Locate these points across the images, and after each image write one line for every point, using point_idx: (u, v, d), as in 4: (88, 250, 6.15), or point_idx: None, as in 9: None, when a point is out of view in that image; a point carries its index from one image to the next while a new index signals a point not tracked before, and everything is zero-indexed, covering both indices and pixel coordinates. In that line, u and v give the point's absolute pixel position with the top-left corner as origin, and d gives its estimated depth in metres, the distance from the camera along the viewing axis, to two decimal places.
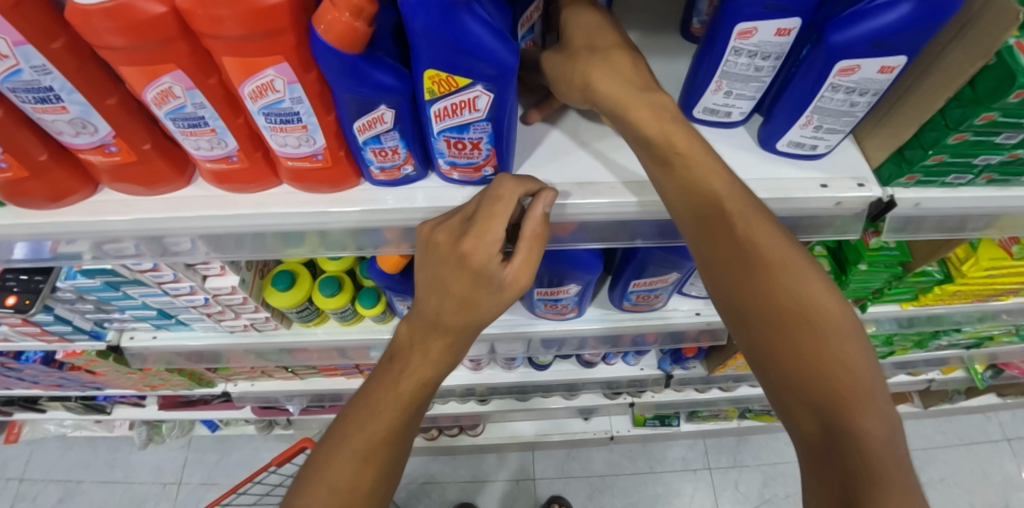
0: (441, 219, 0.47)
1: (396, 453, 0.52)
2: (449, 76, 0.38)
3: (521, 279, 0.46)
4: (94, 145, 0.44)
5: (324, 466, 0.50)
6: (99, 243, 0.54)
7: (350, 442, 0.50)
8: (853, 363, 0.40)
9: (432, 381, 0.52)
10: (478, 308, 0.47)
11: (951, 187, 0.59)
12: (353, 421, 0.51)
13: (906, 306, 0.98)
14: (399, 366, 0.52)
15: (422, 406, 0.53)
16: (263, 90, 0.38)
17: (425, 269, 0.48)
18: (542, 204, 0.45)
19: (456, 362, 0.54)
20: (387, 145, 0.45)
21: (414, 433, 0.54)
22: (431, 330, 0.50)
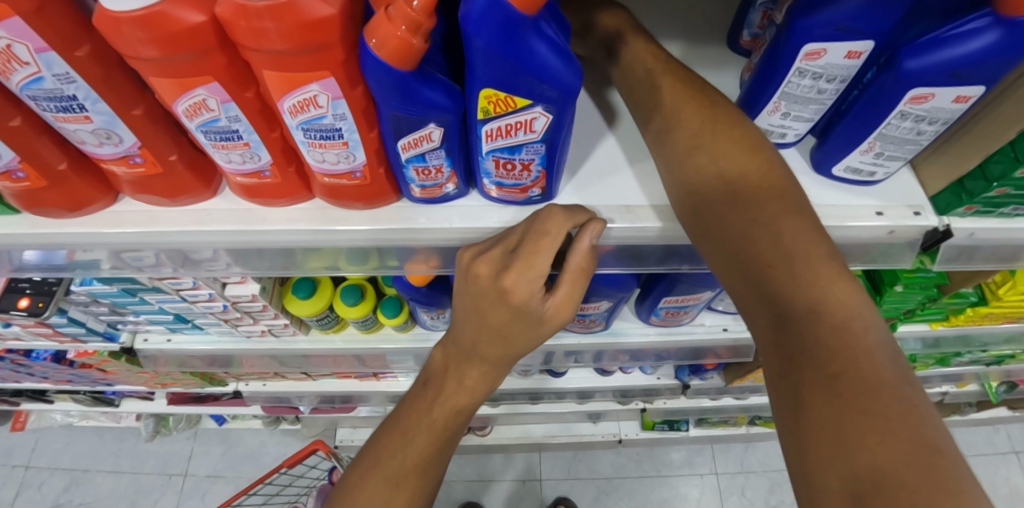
0: (484, 246, 0.44)
1: (429, 479, 0.50)
2: (507, 96, 0.35)
3: (561, 313, 0.44)
4: (117, 156, 0.42)
5: (354, 492, 0.48)
6: (119, 252, 0.52)
7: (382, 466, 0.49)
8: (829, 300, 0.33)
9: (467, 408, 0.51)
10: (515, 338, 0.45)
11: (1008, 218, 0.57)
12: (386, 446, 0.50)
13: (934, 326, 0.96)
14: (434, 391, 0.51)
15: (455, 432, 0.52)
16: (305, 105, 0.36)
17: (462, 298, 0.45)
18: (589, 236, 0.42)
19: (491, 389, 0.52)
20: (430, 164, 0.41)
21: (447, 458, 0.52)
22: (467, 358, 0.48)
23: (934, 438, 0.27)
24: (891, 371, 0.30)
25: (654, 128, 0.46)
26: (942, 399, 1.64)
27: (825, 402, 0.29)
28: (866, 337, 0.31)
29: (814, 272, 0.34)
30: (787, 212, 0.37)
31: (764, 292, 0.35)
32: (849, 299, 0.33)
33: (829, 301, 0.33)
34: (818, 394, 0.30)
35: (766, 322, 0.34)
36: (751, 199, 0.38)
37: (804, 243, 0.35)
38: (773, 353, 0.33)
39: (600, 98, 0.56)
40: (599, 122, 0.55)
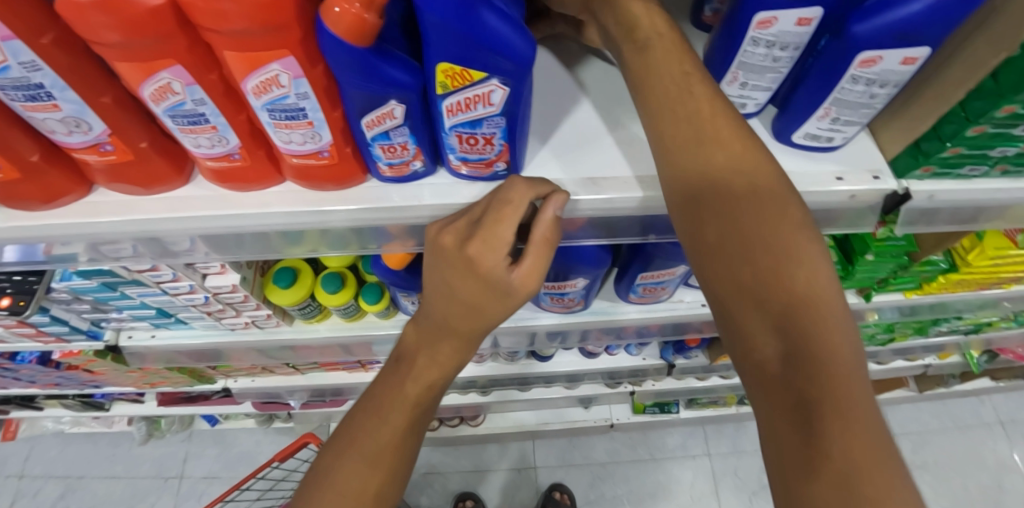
0: (450, 220, 0.46)
1: (405, 455, 0.51)
2: (463, 69, 0.36)
3: (531, 285, 0.45)
4: (87, 144, 0.42)
5: (332, 470, 0.50)
6: (97, 244, 0.53)
7: (359, 443, 0.50)
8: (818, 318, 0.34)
9: (439, 383, 0.52)
10: (489, 305, 0.46)
11: (964, 179, 0.59)
12: (362, 423, 0.51)
13: (909, 295, 0.98)
14: (406, 368, 0.52)
15: (429, 407, 0.53)
16: (267, 86, 0.37)
17: (433, 273, 0.46)
18: (553, 207, 0.43)
19: (462, 364, 0.53)
20: (395, 141, 0.42)
21: (422, 434, 0.54)
22: (438, 332, 0.49)
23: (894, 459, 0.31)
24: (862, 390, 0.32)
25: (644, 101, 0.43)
26: (926, 372, 1.67)
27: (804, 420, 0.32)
28: (841, 351, 0.33)
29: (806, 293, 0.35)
30: (769, 217, 0.37)
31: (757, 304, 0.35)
32: (827, 314, 0.34)
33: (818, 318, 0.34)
34: (788, 408, 0.33)
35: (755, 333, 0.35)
36: (735, 203, 0.38)
37: (798, 258, 0.36)
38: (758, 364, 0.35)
39: (566, 76, 0.58)
40: (566, 100, 0.56)
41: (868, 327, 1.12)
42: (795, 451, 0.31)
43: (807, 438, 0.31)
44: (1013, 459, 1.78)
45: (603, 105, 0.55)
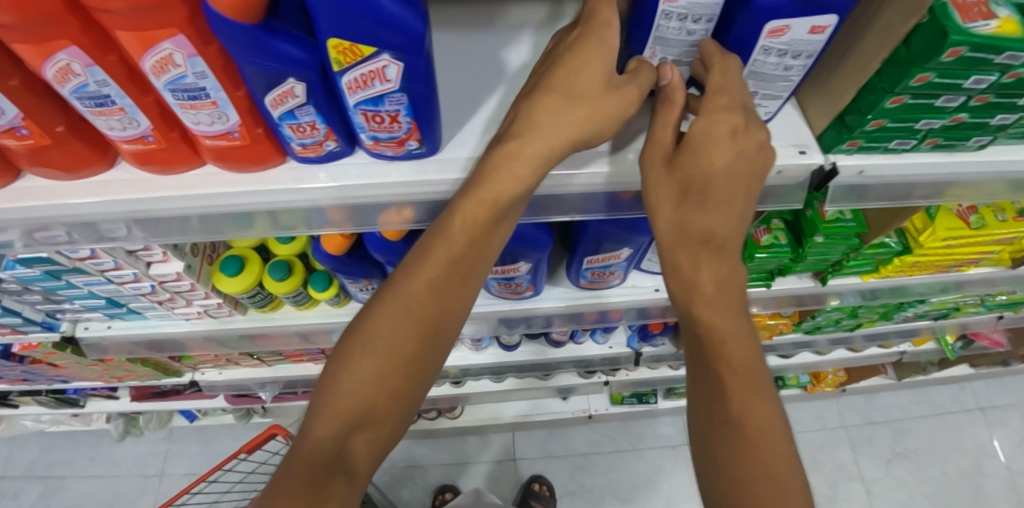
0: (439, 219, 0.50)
1: (418, 358, 0.50)
2: (352, 44, 0.37)
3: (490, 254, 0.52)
4: (2, 128, 0.43)
5: (340, 372, 0.49)
6: (31, 231, 0.54)
7: (370, 341, 0.49)
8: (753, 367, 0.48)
9: (455, 271, 0.50)
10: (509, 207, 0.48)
11: (894, 154, 0.59)
12: (372, 328, 0.50)
13: (867, 278, 0.98)
14: (420, 254, 0.50)
15: (444, 308, 0.51)
16: (164, 65, 0.37)
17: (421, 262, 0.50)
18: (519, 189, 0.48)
19: (484, 253, 0.51)
20: (303, 120, 0.43)
21: (440, 341, 0.52)
22: (453, 219, 0.47)
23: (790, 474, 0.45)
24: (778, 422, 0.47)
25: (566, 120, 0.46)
26: (903, 359, 1.67)
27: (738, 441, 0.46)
28: (766, 392, 0.48)
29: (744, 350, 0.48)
30: (732, 286, 0.49)
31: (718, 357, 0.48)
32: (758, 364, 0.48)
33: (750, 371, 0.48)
34: (723, 438, 0.46)
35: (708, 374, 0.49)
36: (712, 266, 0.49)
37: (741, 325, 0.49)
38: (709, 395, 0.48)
39: (494, 57, 0.58)
40: (492, 81, 0.56)
41: (832, 311, 1.12)
42: (728, 459, 0.46)
43: (739, 466, 0.45)
44: (993, 445, 1.79)
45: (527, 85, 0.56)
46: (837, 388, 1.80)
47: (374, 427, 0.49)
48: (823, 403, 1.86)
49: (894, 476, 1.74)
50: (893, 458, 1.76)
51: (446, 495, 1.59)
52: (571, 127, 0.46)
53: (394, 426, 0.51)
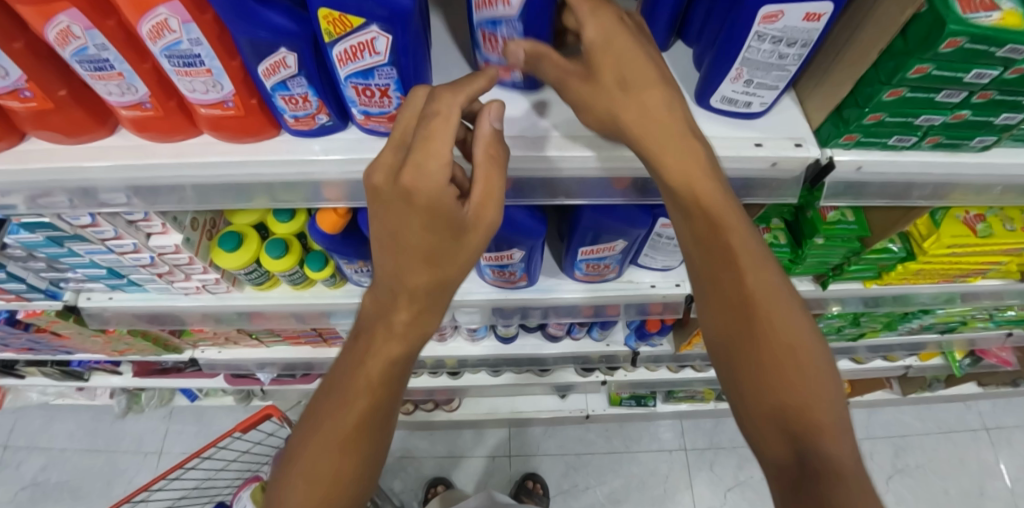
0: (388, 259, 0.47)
1: (370, 440, 0.52)
2: (342, 15, 0.38)
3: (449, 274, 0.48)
4: (6, 89, 0.44)
5: (299, 456, 0.52)
6: (34, 196, 0.55)
7: (323, 431, 0.51)
8: (782, 311, 0.46)
9: (400, 357, 0.51)
10: (438, 301, 0.50)
11: (893, 151, 0.58)
12: (326, 408, 0.52)
13: (869, 284, 0.97)
14: (365, 344, 0.52)
15: (395, 387, 0.52)
16: (160, 31, 0.38)
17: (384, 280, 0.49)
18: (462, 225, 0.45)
19: (426, 336, 0.52)
20: (295, 92, 0.44)
21: (389, 422, 0.53)
22: (394, 296, 0.49)
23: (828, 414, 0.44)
24: (826, 383, 0.45)
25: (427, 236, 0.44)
26: (908, 373, 1.64)
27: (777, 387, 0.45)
28: (803, 335, 0.46)
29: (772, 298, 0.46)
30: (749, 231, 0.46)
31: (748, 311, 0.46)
32: (783, 308, 0.46)
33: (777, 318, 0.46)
34: (761, 390, 0.46)
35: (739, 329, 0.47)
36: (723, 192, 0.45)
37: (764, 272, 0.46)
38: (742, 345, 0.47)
39: None
40: None
41: (834, 317, 1.10)
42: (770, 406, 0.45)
43: (779, 409, 0.45)
44: (999, 468, 1.75)
45: None
46: None
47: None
48: None
49: (894, 492, 1.71)
50: (894, 475, 1.73)
51: (437, 488, 1.59)
52: (449, 255, 0.46)
53: (386, 433, 0.54)
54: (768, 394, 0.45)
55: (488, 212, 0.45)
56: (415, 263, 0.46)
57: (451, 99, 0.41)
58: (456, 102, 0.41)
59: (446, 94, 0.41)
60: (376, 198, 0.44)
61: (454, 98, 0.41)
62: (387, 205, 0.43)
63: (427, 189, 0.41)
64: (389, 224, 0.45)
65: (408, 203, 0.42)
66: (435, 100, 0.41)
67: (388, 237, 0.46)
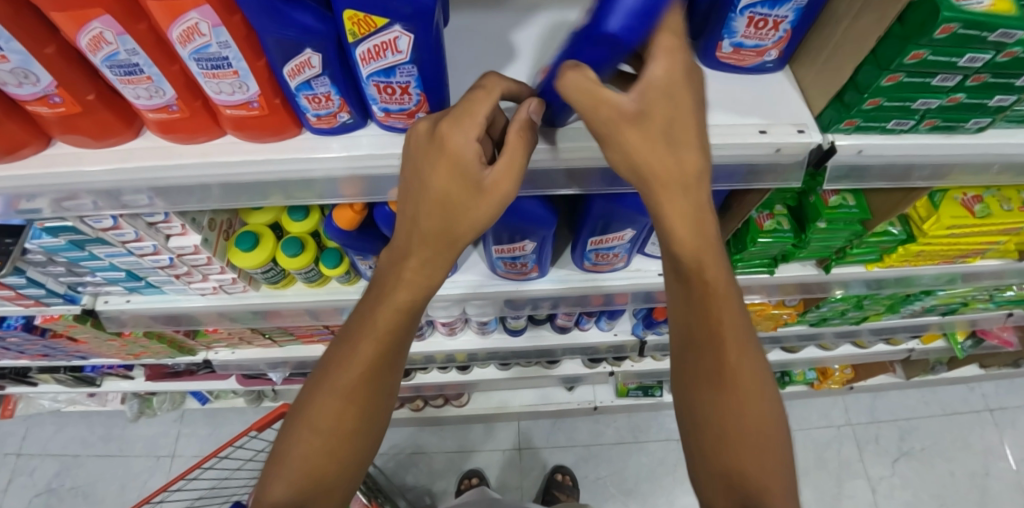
0: (412, 223, 0.51)
1: (378, 389, 0.55)
2: (367, 15, 0.39)
3: (469, 230, 0.50)
4: (37, 96, 0.45)
5: (308, 406, 0.54)
6: (59, 200, 0.56)
7: (334, 381, 0.54)
8: (740, 326, 0.51)
9: (408, 306, 0.54)
10: (448, 256, 0.52)
11: (892, 135, 0.60)
12: (336, 358, 0.55)
13: (871, 267, 0.98)
14: (378, 294, 0.55)
15: (402, 337, 0.56)
16: (189, 35, 0.39)
17: (401, 236, 0.53)
18: (488, 192, 0.47)
19: (435, 286, 0.55)
20: (318, 91, 0.46)
21: (396, 373, 0.57)
22: (410, 245, 0.52)
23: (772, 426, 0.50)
24: (766, 400, 0.50)
25: (450, 197, 0.48)
26: (911, 356, 1.67)
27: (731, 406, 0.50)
28: (751, 349, 0.51)
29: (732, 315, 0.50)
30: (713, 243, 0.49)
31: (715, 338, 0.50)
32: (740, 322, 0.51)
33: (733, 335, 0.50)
34: (716, 407, 0.50)
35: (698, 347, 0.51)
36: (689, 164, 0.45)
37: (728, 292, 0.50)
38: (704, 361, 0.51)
39: (501, 40, 0.60)
40: (496, 62, 0.59)
41: (837, 301, 1.12)
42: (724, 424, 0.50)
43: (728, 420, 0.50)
44: (1002, 447, 1.78)
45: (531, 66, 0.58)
46: (844, 385, 1.79)
47: (339, 456, 0.54)
48: (830, 401, 1.86)
49: (899, 474, 1.74)
50: (899, 458, 1.76)
51: (471, 480, 1.61)
52: (463, 217, 0.49)
53: (388, 390, 0.56)
54: (728, 419, 0.50)
55: (508, 176, 0.47)
56: (433, 219, 0.49)
57: (496, 81, 0.47)
58: (500, 84, 0.47)
59: (491, 76, 0.47)
60: (405, 152, 0.48)
61: (499, 82, 0.47)
62: (411, 154, 0.47)
63: (456, 153, 0.45)
64: (412, 178, 0.48)
65: (433, 152, 0.46)
66: (484, 80, 0.47)
67: (410, 191, 0.49)
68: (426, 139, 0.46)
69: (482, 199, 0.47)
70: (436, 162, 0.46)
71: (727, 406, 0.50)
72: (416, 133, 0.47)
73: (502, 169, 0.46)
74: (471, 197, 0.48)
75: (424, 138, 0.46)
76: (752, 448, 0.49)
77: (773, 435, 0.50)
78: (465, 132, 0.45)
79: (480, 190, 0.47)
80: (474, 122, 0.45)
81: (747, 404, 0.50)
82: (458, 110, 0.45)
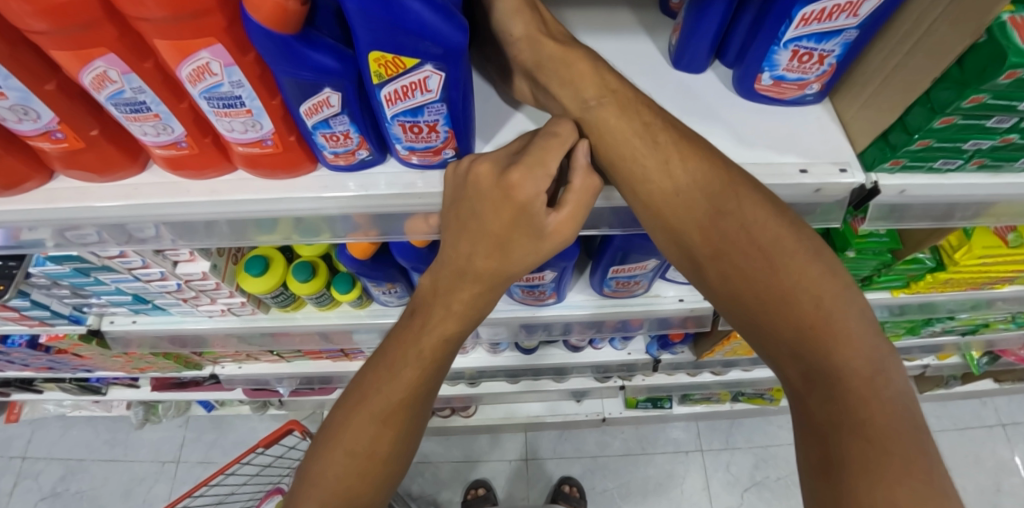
0: (464, 259, 0.47)
1: (419, 412, 0.50)
2: (395, 57, 0.36)
3: (519, 270, 0.48)
4: (38, 132, 0.43)
5: (342, 426, 0.49)
6: (62, 231, 0.54)
7: (370, 403, 0.49)
8: (825, 298, 0.40)
9: (456, 336, 0.50)
10: (499, 290, 0.49)
11: (938, 174, 0.57)
12: (373, 380, 0.50)
13: (896, 293, 0.95)
14: (420, 321, 0.50)
15: (445, 364, 0.51)
16: (200, 74, 0.37)
17: (446, 265, 0.49)
18: (547, 239, 0.46)
19: (481, 316, 0.52)
20: (336, 129, 0.43)
21: (435, 396, 0.52)
22: (460, 278, 0.48)
23: (908, 433, 0.36)
24: (886, 390, 0.38)
25: (510, 240, 0.45)
26: (925, 372, 1.64)
27: (823, 400, 0.38)
28: (847, 326, 0.39)
29: (807, 283, 0.41)
30: (745, 210, 0.43)
31: (789, 316, 0.40)
32: (824, 289, 0.40)
33: (812, 309, 0.40)
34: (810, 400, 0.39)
35: (771, 329, 0.41)
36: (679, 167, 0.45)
37: (793, 255, 0.42)
38: (782, 346, 0.41)
39: None
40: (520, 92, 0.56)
41: None
42: (817, 421, 0.39)
43: (829, 415, 0.38)
44: (1016, 464, 1.74)
45: None
46: None
47: (372, 481, 0.49)
48: None
49: None
50: None
51: (478, 490, 1.60)
52: (518, 259, 0.47)
53: (423, 413, 0.51)
54: (828, 420, 0.38)
55: (568, 226, 0.45)
56: (489, 259, 0.47)
57: (569, 129, 0.46)
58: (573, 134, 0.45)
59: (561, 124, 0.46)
60: (461, 189, 0.45)
61: (573, 133, 0.46)
62: (474, 193, 0.44)
63: (524, 202, 0.43)
64: (469, 214, 0.45)
65: (500, 198, 0.43)
66: (555, 127, 0.46)
67: (466, 226, 0.46)
68: (491, 185, 0.44)
69: (540, 244, 0.46)
70: (501, 207, 0.44)
71: (825, 400, 0.38)
72: (481, 175, 0.44)
73: (564, 218, 0.45)
74: (529, 241, 0.45)
75: (489, 184, 0.44)
76: (876, 457, 0.35)
77: (917, 447, 0.35)
78: (535, 181, 0.43)
79: (540, 236, 0.45)
80: (545, 173, 0.43)
81: (862, 400, 0.37)
82: (529, 157, 0.43)
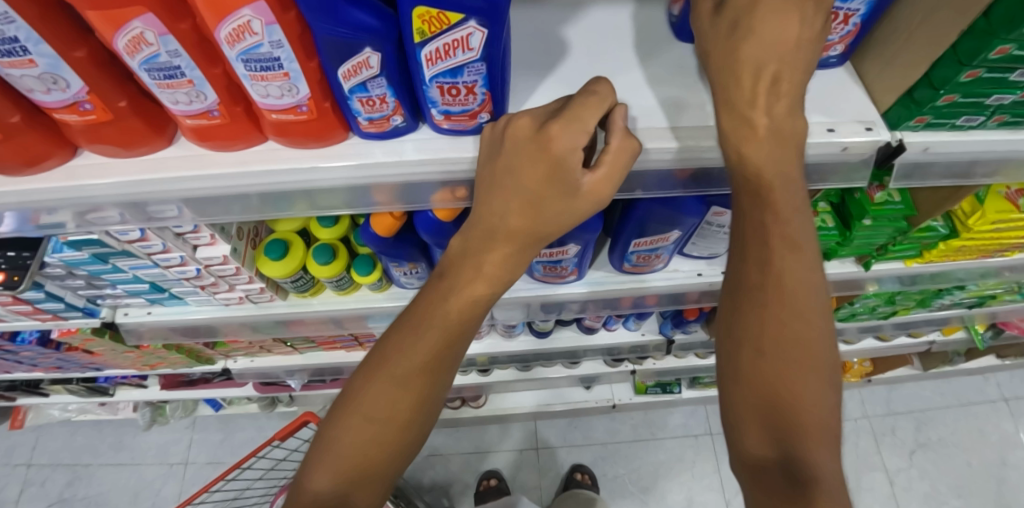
0: (498, 218, 0.47)
1: (438, 382, 0.50)
2: (440, 12, 0.36)
3: (554, 230, 0.47)
4: (65, 103, 0.42)
5: (364, 390, 0.49)
6: (83, 213, 0.53)
7: (393, 366, 0.48)
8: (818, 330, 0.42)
9: (483, 300, 0.50)
10: (530, 251, 0.49)
11: (960, 130, 0.57)
12: (395, 344, 0.49)
13: (909, 263, 0.96)
14: (447, 284, 0.50)
15: (470, 330, 0.51)
16: (240, 33, 0.36)
17: (478, 224, 0.48)
18: (583, 195, 0.45)
19: (510, 281, 0.51)
20: (373, 93, 0.43)
21: (456, 364, 0.51)
22: (490, 238, 0.48)
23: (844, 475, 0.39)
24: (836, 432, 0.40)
25: (544, 197, 0.45)
26: (930, 349, 1.65)
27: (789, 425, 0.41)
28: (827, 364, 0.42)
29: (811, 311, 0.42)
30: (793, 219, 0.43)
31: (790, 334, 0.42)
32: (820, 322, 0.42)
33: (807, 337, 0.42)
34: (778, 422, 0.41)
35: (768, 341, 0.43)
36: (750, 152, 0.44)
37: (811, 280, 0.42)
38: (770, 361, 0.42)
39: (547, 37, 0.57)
40: (545, 60, 0.55)
41: (869, 297, 1.10)
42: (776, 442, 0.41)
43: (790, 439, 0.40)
44: (1019, 437, 1.77)
45: (583, 64, 0.55)
46: (862, 378, 1.78)
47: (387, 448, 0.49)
48: (846, 393, 1.85)
49: (917, 466, 1.73)
50: (916, 449, 1.75)
51: (490, 481, 1.58)
52: (549, 218, 0.46)
53: (442, 384, 0.51)
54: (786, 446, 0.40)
55: (603, 183, 0.44)
56: (522, 218, 0.46)
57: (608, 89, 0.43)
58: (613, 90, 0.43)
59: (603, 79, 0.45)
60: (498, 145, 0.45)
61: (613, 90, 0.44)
62: (510, 148, 0.44)
63: (559, 158, 0.43)
64: (504, 172, 0.45)
65: (537, 151, 0.43)
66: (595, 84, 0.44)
67: (500, 184, 0.45)
68: (528, 139, 0.43)
69: (574, 202, 0.45)
70: (538, 162, 0.43)
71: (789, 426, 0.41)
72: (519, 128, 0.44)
73: (600, 175, 0.44)
74: (562, 199, 0.45)
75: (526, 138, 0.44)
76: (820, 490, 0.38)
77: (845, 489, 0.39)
78: (571, 135, 0.42)
79: (575, 193, 0.45)
80: (583, 128, 0.42)
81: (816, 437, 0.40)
82: (568, 112, 0.43)
